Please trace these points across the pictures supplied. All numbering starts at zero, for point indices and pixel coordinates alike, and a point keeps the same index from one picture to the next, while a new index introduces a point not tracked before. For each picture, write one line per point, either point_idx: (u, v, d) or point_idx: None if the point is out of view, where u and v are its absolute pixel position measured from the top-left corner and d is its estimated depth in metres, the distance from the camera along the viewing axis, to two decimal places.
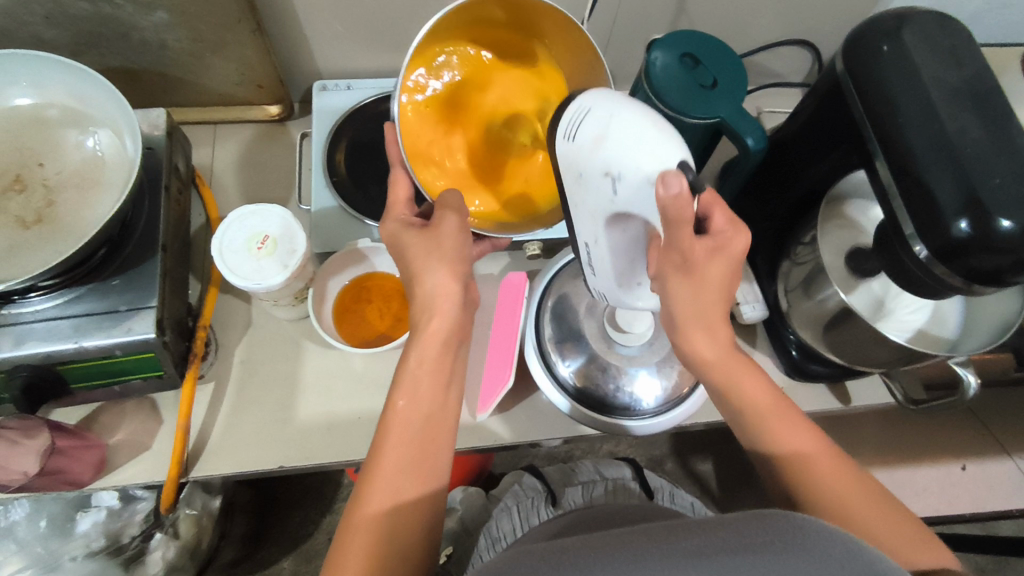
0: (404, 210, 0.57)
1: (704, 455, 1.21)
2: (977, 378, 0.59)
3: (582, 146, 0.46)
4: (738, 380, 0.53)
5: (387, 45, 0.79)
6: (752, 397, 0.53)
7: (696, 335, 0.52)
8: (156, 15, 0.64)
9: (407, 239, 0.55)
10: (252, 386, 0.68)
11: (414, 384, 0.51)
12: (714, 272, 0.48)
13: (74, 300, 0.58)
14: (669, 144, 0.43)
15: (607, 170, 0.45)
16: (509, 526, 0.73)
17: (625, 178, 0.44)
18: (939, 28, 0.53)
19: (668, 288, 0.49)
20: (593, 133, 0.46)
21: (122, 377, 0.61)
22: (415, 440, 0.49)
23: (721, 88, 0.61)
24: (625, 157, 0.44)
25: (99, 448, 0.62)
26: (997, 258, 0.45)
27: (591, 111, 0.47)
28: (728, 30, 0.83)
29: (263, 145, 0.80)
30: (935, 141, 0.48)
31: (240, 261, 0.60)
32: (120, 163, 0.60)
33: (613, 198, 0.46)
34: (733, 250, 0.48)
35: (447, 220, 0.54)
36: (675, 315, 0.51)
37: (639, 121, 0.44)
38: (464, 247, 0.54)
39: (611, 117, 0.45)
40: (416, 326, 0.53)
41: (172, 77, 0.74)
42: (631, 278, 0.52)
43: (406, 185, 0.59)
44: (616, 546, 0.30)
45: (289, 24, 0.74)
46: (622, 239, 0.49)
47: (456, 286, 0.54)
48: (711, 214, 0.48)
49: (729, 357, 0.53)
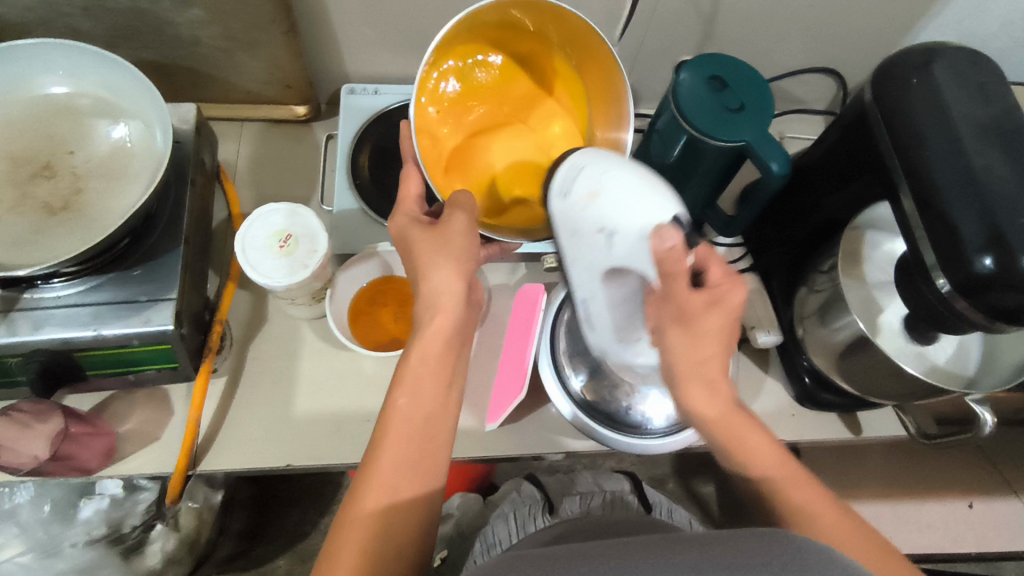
0: (414, 206, 0.57)
1: (707, 477, 1.20)
2: (993, 416, 0.58)
3: (578, 202, 0.50)
4: (741, 434, 0.51)
5: (416, 53, 0.80)
6: (757, 453, 0.50)
7: (696, 390, 0.51)
8: (192, 12, 0.65)
9: (416, 234, 0.55)
10: (263, 382, 0.69)
11: (415, 382, 0.51)
12: (712, 325, 0.49)
13: (95, 288, 0.59)
14: (660, 199, 0.48)
15: (604, 226, 0.48)
16: (505, 532, 0.71)
17: (619, 233, 0.48)
18: (969, 64, 0.53)
19: (667, 341, 0.49)
20: (589, 191, 0.50)
21: (136, 367, 0.61)
22: (413, 438, 0.49)
23: (746, 112, 0.62)
24: (621, 214, 0.48)
25: (109, 436, 0.63)
26: (1017, 295, 0.45)
27: (582, 171, 0.51)
28: (756, 54, 0.83)
29: (289, 144, 0.81)
30: (962, 176, 0.48)
31: (261, 258, 0.60)
32: (148, 154, 0.61)
33: (609, 254, 0.49)
34: (730, 304, 0.48)
35: (455, 219, 0.54)
36: (674, 373, 0.51)
37: (632, 180, 0.48)
38: (472, 248, 0.54)
39: (606, 177, 0.49)
40: (419, 324, 0.53)
41: (202, 73, 0.75)
42: (630, 333, 0.52)
43: (417, 180, 0.58)
44: (616, 556, 0.30)
45: (322, 27, 0.75)
46: (619, 295, 0.51)
47: (461, 285, 0.54)
48: (708, 267, 0.49)
49: (731, 412, 0.51)
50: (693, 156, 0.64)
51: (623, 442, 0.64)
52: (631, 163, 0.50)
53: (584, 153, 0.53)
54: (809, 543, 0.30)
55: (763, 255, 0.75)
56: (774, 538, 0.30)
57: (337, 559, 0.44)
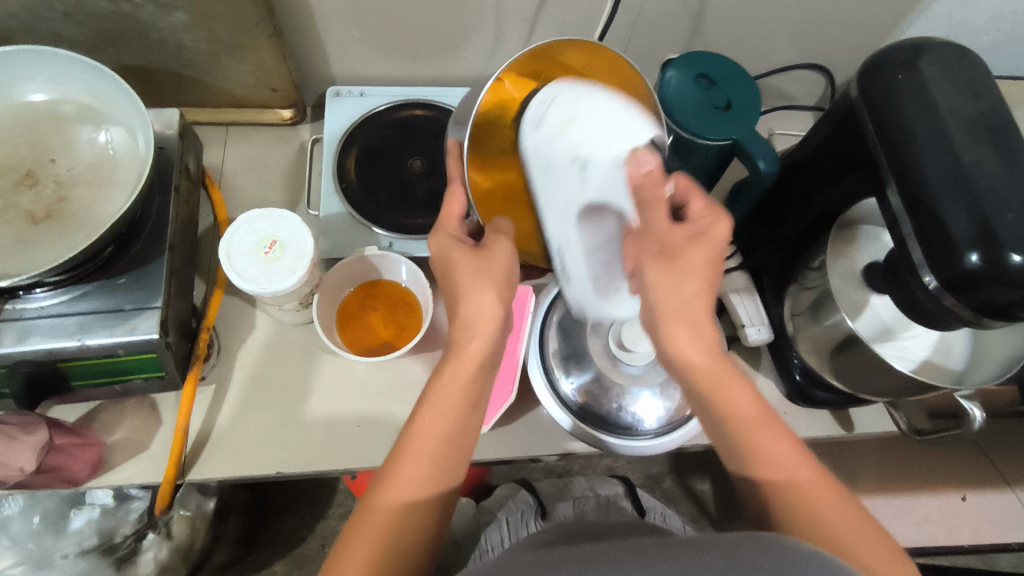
0: (457, 226, 0.55)
1: (704, 474, 1.20)
2: (982, 411, 0.59)
3: (550, 130, 0.52)
4: (724, 385, 0.49)
5: (403, 54, 0.79)
6: (736, 404, 0.49)
7: (679, 330, 0.49)
8: (175, 16, 0.65)
9: (457, 254, 0.53)
10: (256, 388, 0.68)
11: (443, 403, 0.49)
12: (695, 261, 0.50)
13: (79, 298, 0.58)
14: (635, 125, 0.51)
15: (578, 155, 0.51)
16: (498, 538, 0.72)
17: (595, 160, 0.51)
18: (957, 60, 0.52)
19: (647, 280, 0.50)
20: (562, 118, 0.52)
21: (124, 376, 0.60)
22: (434, 458, 0.48)
23: (735, 110, 0.62)
24: (598, 140, 0.51)
25: (98, 446, 0.62)
26: (1008, 291, 0.45)
27: (553, 102, 0.53)
28: (744, 51, 0.83)
29: (275, 148, 0.80)
30: (951, 172, 0.48)
31: (247, 264, 0.60)
32: (132, 160, 0.60)
33: (582, 186, 0.51)
34: (715, 239, 0.50)
35: (501, 244, 0.53)
36: (655, 312, 0.50)
37: (603, 108, 0.51)
38: (513, 276, 0.53)
39: (579, 102, 0.52)
40: (454, 345, 0.51)
41: (186, 77, 0.74)
42: (611, 282, 0.54)
43: (461, 201, 0.56)
44: (602, 557, 0.30)
45: (307, 29, 0.74)
46: (596, 238, 0.52)
47: (499, 310, 0.52)
48: (688, 202, 0.52)
49: (719, 360, 0.50)
50: (682, 154, 0.64)
51: (617, 446, 0.64)
52: (600, 90, 0.53)
53: (554, 82, 0.54)
54: (798, 547, 0.30)
55: (754, 254, 0.75)
56: (759, 539, 0.30)
57: (348, 560, 0.44)
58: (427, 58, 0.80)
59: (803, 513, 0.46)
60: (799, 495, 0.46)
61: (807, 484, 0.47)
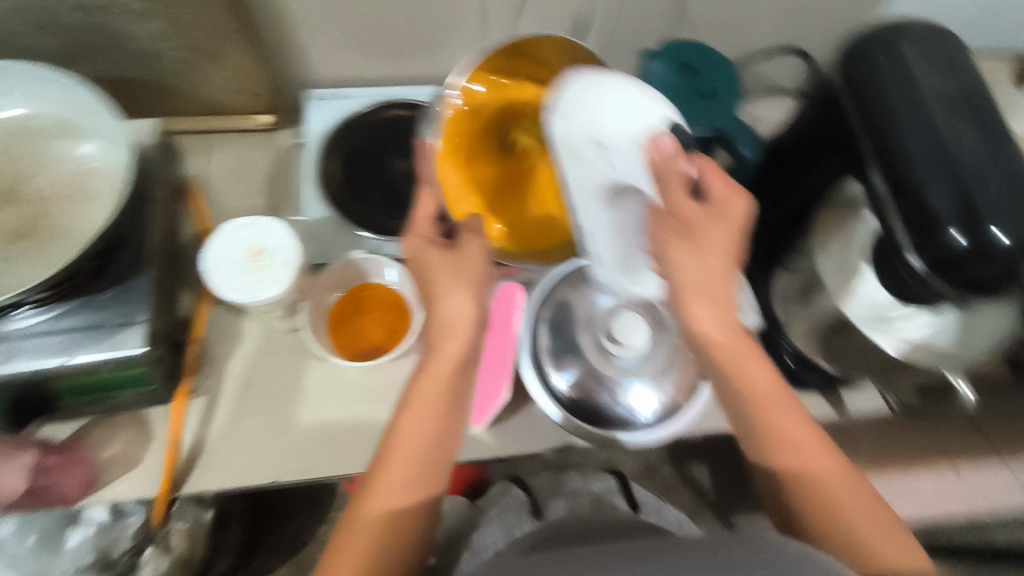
0: (426, 228, 0.56)
1: (702, 461, 1.21)
2: (971, 389, 0.60)
3: (569, 118, 0.49)
4: (743, 360, 0.51)
5: (383, 54, 0.79)
6: (755, 380, 0.52)
7: (701, 309, 0.50)
8: (151, 25, 0.64)
9: (431, 257, 0.52)
10: (251, 395, 0.68)
11: (423, 403, 0.49)
12: (716, 236, 0.48)
13: (64, 315, 0.57)
14: (656, 105, 0.48)
15: (596, 138, 0.47)
16: (490, 538, 0.69)
17: (614, 144, 0.47)
18: (935, 39, 0.52)
19: (669, 257, 0.50)
20: (583, 104, 0.48)
21: (112, 392, 0.60)
22: (418, 459, 0.48)
23: (717, 99, 0.62)
24: (616, 126, 0.47)
25: (87, 465, 0.62)
26: (991, 268, 0.46)
27: (575, 87, 0.49)
28: (727, 37, 0.83)
29: (257, 153, 0.79)
30: (934, 152, 0.48)
31: (233, 274, 0.59)
32: (111, 172, 0.59)
33: (604, 170, 0.49)
34: (735, 215, 0.49)
35: (473, 243, 0.53)
36: (679, 290, 0.50)
37: (623, 91, 0.47)
38: (486, 273, 0.53)
39: (599, 89, 0.48)
40: (431, 345, 0.51)
41: (164, 86, 0.73)
42: (632, 262, 0.57)
43: (431, 203, 0.58)
44: (601, 556, 0.30)
45: (285, 33, 0.73)
46: (622, 219, 0.53)
47: (476, 311, 0.51)
48: (709, 179, 0.49)
49: (736, 335, 0.51)
50: None
51: (612, 440, 0.64)
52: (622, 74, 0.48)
53: (573, 68, 0.50)
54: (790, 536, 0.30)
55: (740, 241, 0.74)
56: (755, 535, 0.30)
57: (342, 562, 0.45)
58: (409, 57, 0.80)
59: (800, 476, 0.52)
60: (802, 462, 0.52)
61: (807, 449, 0.52)
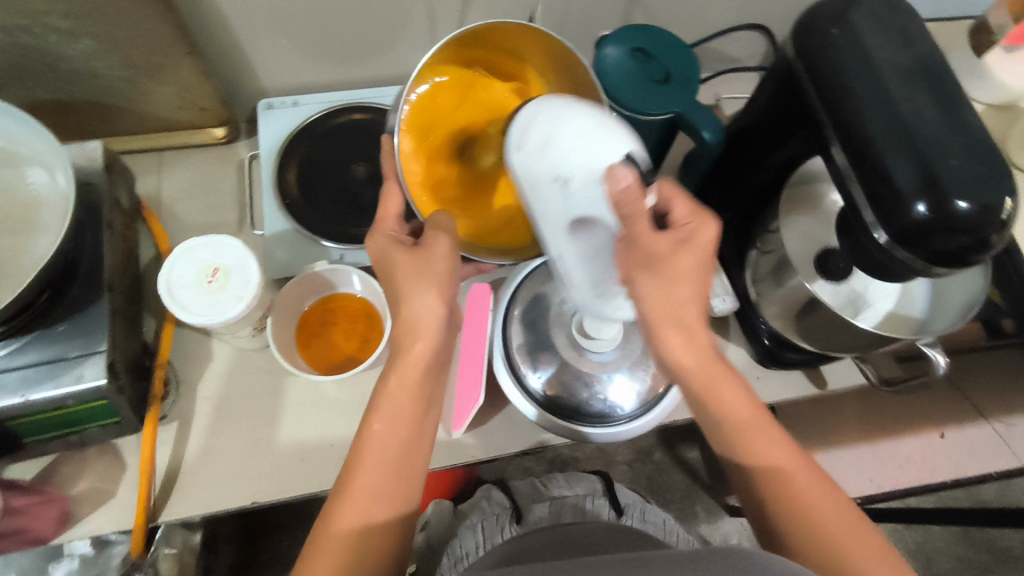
0: (395, 226, 0.54)
1: (693, 442, 1.21)
2: (944, 355, 0.60)
3: (529, 151, 0.46)
4: (720, 386, 0.50)
5: (333, 56, 0.76)
6: (731, 405, 0.50)
7: (672, 335, 0.49)
8: (82, 43, 0.62)
9: (397, 257, 0.51)
10: (224, 417, 0.66)
11: (392, 408, 0.49)
12: (684, 263, 0.48)
13: (18, 351, 0.55)
14: (615, 139, 0.45)
15: (556, 173, 0.45)
16: (472, 543, 0.69)
17: (574, 179, 0.44)
18: (887, 9, 0.52)
19: (637, 288, 0.47)
20: (541, 137, 0.46)
21: (78, 426, 0.58)
22: (390, 467, 0.48)
23: (673, 81, 0.61)
24: (574, 160, 0.44)
25: (59, 502, 0.61)
26: (958, 237, 0.45)
27: (534, 120, 0.47)
28: (683, 18, 0.82)
29: (213, 169, 0.77)
30: (891, 124, 0.47)
31: (192, 296, 0.58)
32: (55, 200, 0.57)
33: (565, 205, 0.46)
34: (703, 242, 0.49)
35: (439, 242, 0.50)
36: (648, 317, 0.48)
37: (582, 122, 0.46)
38: (456, 272, 0.51)
39: (558, 122, 0.46)
40: (399, 351, 0.50)
41: (107, 105, 0.70)
42: (607, 286, 0.49)
43: (398, 198, 0.55)
44: None
45: (227, 42, 0.71)
46: (588, 249, 0.47)
47: (443, 309, 0.50)
48: (672, 207, 0.50)
49: (710, 360, 0.50)
50: None
51: (592, 433, 0.63)
52: (582, 104, 0.47)
53: (537, 97, 0.49)
54: None
55: None
56: None
57: None
58: (360, 58, 0.78)
59: (789, 505, 0.48)
60: (803, 509, 0.47)
61: (794, 477, 0.49)
